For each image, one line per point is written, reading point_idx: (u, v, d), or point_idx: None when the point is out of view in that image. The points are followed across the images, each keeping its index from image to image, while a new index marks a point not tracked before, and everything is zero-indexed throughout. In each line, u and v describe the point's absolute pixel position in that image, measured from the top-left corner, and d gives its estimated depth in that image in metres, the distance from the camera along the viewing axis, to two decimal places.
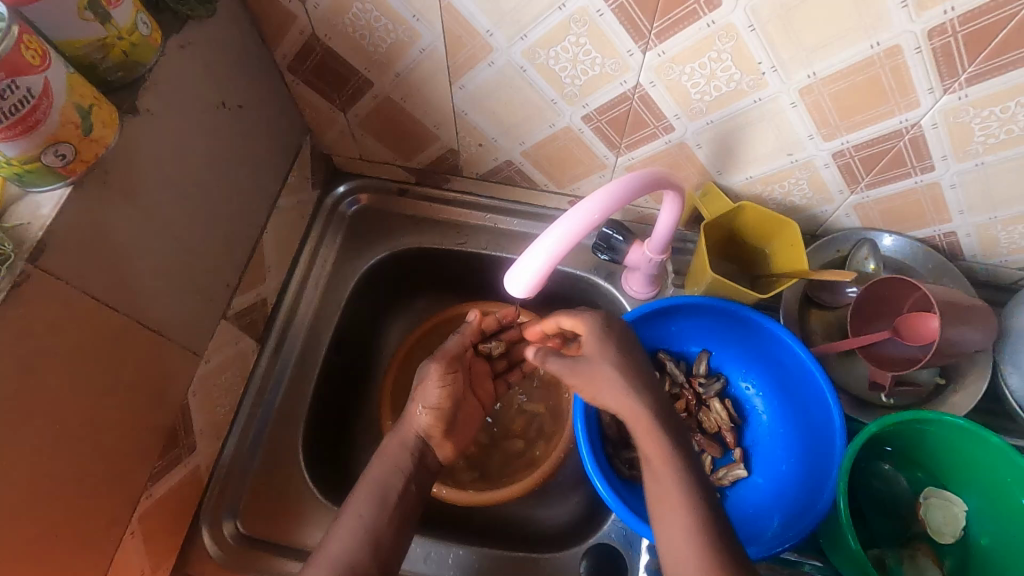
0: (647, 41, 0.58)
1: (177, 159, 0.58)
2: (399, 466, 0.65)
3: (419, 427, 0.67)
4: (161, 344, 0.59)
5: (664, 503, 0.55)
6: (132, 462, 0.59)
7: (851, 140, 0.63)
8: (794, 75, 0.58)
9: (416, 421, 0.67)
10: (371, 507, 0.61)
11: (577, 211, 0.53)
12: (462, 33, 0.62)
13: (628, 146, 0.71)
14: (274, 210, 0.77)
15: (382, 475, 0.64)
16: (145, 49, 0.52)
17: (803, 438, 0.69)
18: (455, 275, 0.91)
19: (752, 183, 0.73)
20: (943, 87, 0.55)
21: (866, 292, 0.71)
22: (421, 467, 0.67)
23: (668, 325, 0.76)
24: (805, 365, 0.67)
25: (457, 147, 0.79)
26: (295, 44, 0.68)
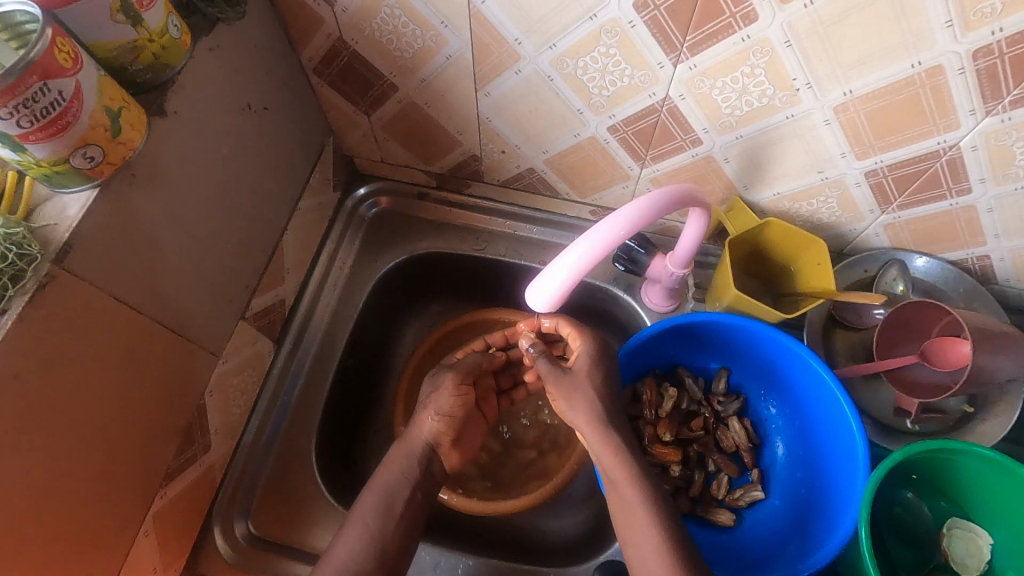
0: (678, 54, 0.56)
1: (202, 161, 0.58)
2: (412, 474, 0.64)
3: (433, 435, 0.66)
4: (180, 345, 0.60)
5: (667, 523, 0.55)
6: (148, 461, 0.59)
7: (885, 160, 0.61)
8: (829, 92, 0.56)
9: (430, 429, 0.66)
10: (382, 515, 0.61)
11: (604, 226, 0.53)
12: (490, 40, 0.61)
13: (654, 158, 0.70)
14: (295, 212, 0.77)
15: (394, 483, 0.63)
16: (174, 51, 0.52)
17: (824, 462, 0.68)
18: (472, 281, 0.91)
19: (780, 200, 0.71)
20: (985, 109, 0.53)
21: (893, 316, 0.69)
22: (433, 476, 0.66)
23: (687, 341, 0.75)
24: (828, 387, 0.65)
25: (480, 153, 0.78)
26: (322, 47, 0.68)
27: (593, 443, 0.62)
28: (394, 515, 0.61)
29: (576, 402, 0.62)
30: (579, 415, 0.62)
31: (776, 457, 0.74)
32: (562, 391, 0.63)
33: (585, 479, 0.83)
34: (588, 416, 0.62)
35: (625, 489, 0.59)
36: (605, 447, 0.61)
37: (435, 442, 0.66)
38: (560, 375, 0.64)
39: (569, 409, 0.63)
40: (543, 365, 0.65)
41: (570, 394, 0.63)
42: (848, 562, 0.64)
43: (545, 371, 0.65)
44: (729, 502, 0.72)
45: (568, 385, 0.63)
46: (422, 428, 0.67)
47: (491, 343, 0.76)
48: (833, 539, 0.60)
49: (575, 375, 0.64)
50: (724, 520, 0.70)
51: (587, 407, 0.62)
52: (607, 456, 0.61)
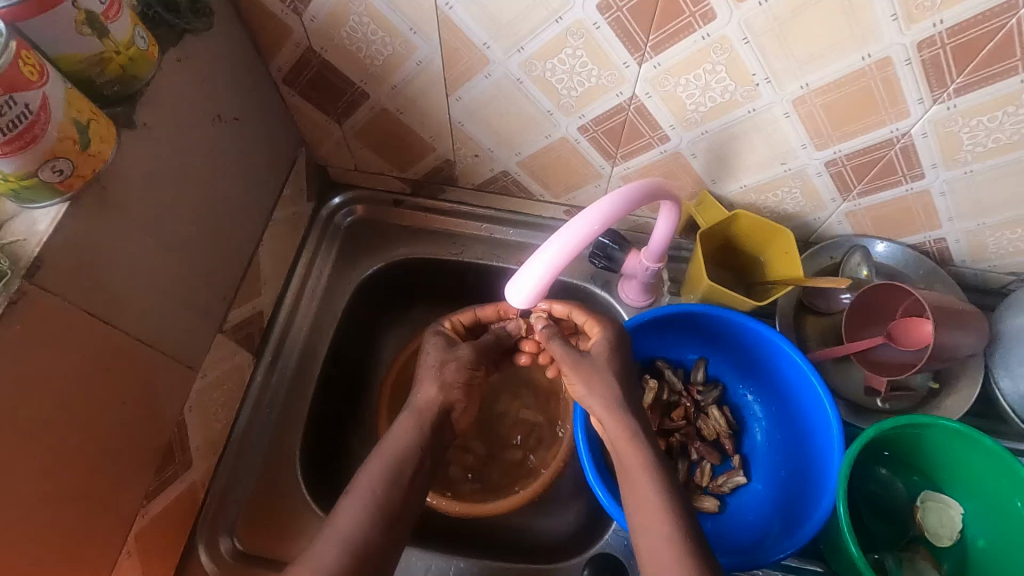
0: (643, 54, 0.58)
1: (175, 175, 0.58)
2: (418, 438, 0.64)
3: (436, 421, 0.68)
4: (157, 360, 0.59)
5: (647, 514, 0.58)
6: (128, 479, 0.57)
7: (843, 149, 0.64)
8: (787, 86, 0.59)
9: (433, 391, 0.67)
10: (384, 482, 0.60)
11: (567, 231, 0.53)
12: (459, 45, 0.62)
13: (624, 156, 0.72)
14: (270, 223, 0.76)
15: (399, 448, 0.63)
16: (142, 62, 0.51)
17: (801, 443, 0.70)
18: (448, 285, 0.91)
19: (746, 192, 0.74)
20: (932, 97, 0.56)
21: (859, 299, 0.72)
22: (439, 433, 0.67)
23: (665, 334, 0.77)
24: (801, 369, 0.67)
25: (453, 158, 0.79)
26: (291, 57, 0.68)
27: (608, 431, 0.63)
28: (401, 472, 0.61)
29: (594, 388, 0.63)
30: (596, 401, 0.63)
31: (756, 443, 0.76)
32: (582, 377, 0.64)
33: (572, 476, 0.84)
34: (604, 404, 0.63)
35: (635, 477, 0.60)
36: (619, 435, 0.62)
37: (442, 402, 0.67)
38: (578, 360, 0.65)
39: (587, 394, 0.64)
40: (557, 347, 0.66)
41: (590, 380, 0.64)
42: (828, 539, 0.66)
43: (562, 354, 0.66)
44: (713, 489, 0.73)
45: (588, 371, 0.64)
46: (423, 386, 0.68)
47: (481, 317, 0.75)
48: (814, 516, 0.61)
49: (594, 361, 0.65)
50: (709, 507, 0.72)
51: (604, 392, 0.63)
52: (623, 440, 0.62)
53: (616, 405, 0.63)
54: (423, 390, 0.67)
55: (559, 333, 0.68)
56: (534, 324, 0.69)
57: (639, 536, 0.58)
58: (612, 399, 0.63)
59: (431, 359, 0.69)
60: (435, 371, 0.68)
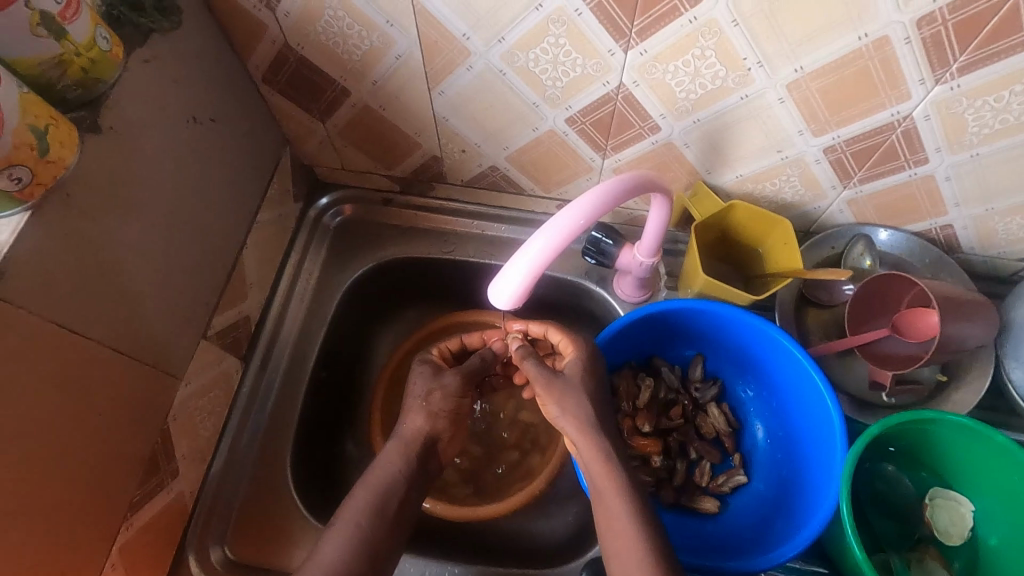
0: (628, 40, 0.56)
1: (148, 179, 0.56)
2: (405, 469, 0.64)
3: (428, 422, 0.66)
4: (136, 369, 0.57)
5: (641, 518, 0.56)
6: (110, 492, 0.56)
7: (842, 135, 0.61)
8: (780, 70, 0.56)
9: (420, 420, 0.66)
10: (367, 514, 0.60)
11: (548, 230, 0.51)
12: (438, 37, 0.60)
13: (615, 148, 0.70)
14: (254, 226, 0.74)
15: None
16: (104, 64, 0.49)
17: (801, 441, 0.67)
18: (442, 283, 0.89)
19: (743, 182, 0.71)
20: (934, 77, 0.54)
21: (862, 290, 0.69)
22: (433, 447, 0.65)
23: (660, 331, 0.74)
24: (800, 365, 0.65)
25: (440, 154, 0.77)
26: (267, 55, 0.66)
27: (582, 452, 0.61)
28: (387, 513, 0.61)
29: (567, 408, 0.62)
30: (569, 422, 0.61)
31: (757, 440, 0.74)
32: (554, 397, 0.62)
33: (570, 476, 0.82)
34: (577, 424, 0.61)
35: (607, 501, 0.58)
36: (593, 458, 0.60)
37: (428, 432, 0.66)
38: (552, 380, 0.63)
39: (561, 415, 0.62)
40: (531, 367, 0.64)
41: (564, 400, 0.62)
42: (831, 541, 0.64)
43: (535, 374, 0.64)
44: (713, 489, 0.71)
45: (561, 391, 0.62)
46: (410, 415, 0.66)
47: (466, 343, 0.74)
48: (814, 517, 0.59)
49: (567, 380, 0.63)
50: (709, 508, 0.70)
51: (577, 413, 0.61)
52: (594, 462, 0.60)
53: (589, 426, 0.61)
54: (410, 419, 0.66)
55: (533, 353, 0.66)
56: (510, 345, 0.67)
57: (617, 557, 0.56)
58: (586, 420, 0.61)
59: (419, 388, 0.68)
60: (421, 402, 0.67)
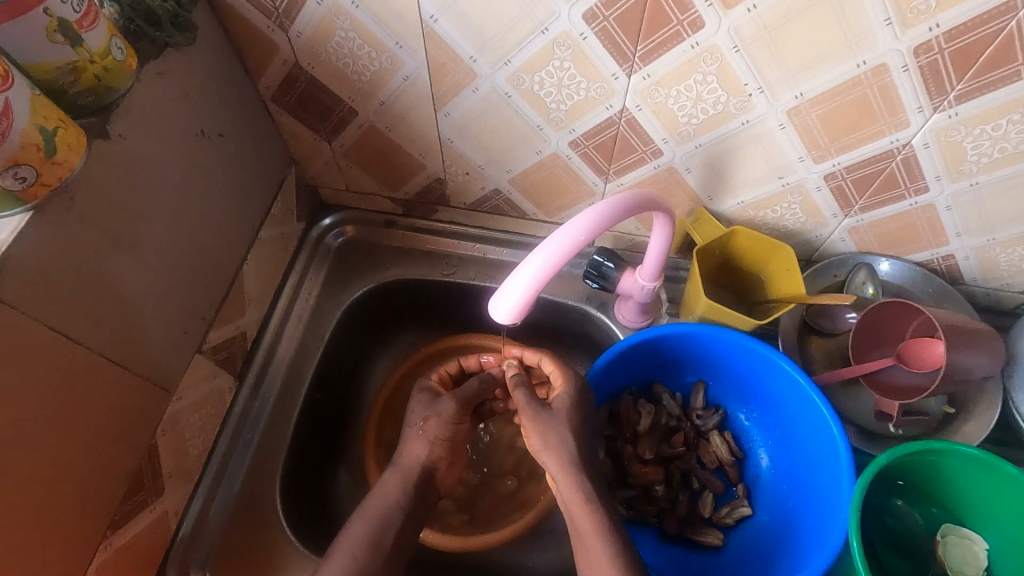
0: (631, 65, 0.57)
1: (153, 189, 0.56)
2: (401, 498, 0.63)
3: (427, 452, 0.64)
4: (128, 380, 0.56)
5: None
6: (90, 509, 0.54)
7: (842, 162, 0.62)
8: (781, 96, 0.57)
9: (420, 449, 0.64)
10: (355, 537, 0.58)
11: (550, 244, 0.51)
12: (446, 60, 0.61)
13: (617, 172, 0.70)
14: (256, 242, 0.74)
15: None
16: (118, 74, 0.50)
17: (807, 471, 0.65)
18: (442, 306, 0.89)
19: (744, 209, 0.72)
20: (932, 105, 0.54)
21: (866, 319, 0.69)
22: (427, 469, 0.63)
23: (661, 356, 0.72)
24: (804, 391, 0.63)
25: (444, 176, 0.78)
26: (278, 75, 0.67)
27: (563, 491, 0.60)
28: (384, 541, 0.60)
29: (551, 443, 0.61)
30: (551, 458, 0.60)
31: (761, 470, 0.71)
32: (539, 430, 0.61)
33: None
34: (559, 463, 0.60)
35: (589, 542, 0.56)
36: (573, 496, 0.59)
37: (425, 461, 0.64)
38: (539, 412, 0.62)
39: (544, 450, 0.61)
40: (522, 396, 0.64)
41: (547, 435, 0.61)
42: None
43: (524, 405, 0.63)
44: (716, 520, 0.69)
45: (546, 424, 0.61)
46: (410, 444, 0.65)
47: (465, 366, 0.73)
48: (824, 550, 0.57)
49: (554, 414, 0.62)
50: (713, 540, 0.67)
51: (559, 448, 0.60)
52: (576, 503, 0.58)
53: (571, 462, 0.60)
54: (410, 449, 0.65)
55: (527, 382, 0.66)
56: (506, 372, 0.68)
57: None
58: (568, 456, 0.60)
59: (416, 415, 0.66)
60: (421, 431, 0.65)
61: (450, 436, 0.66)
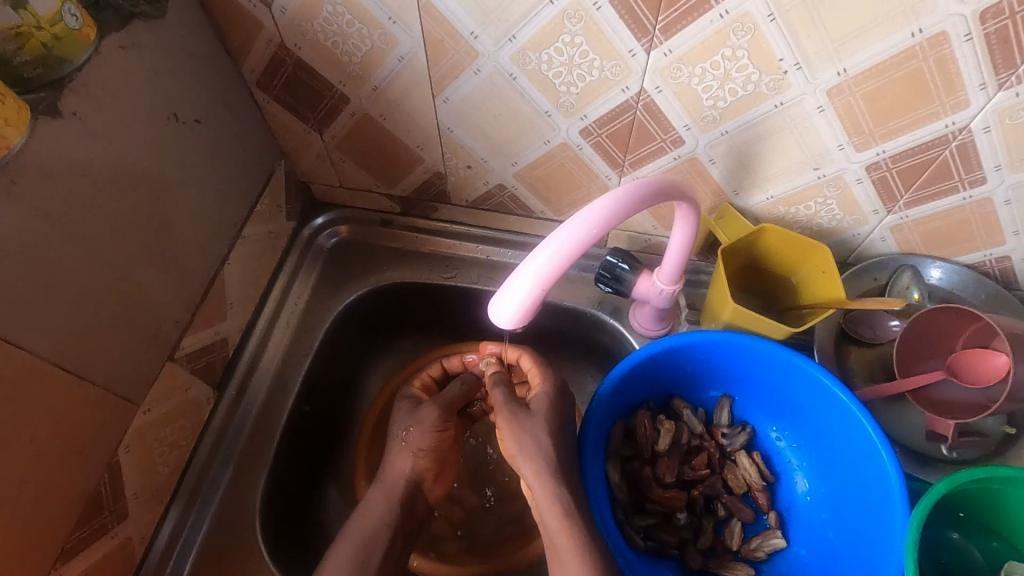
0: (651, 39, 0.51)
1: (115, 177, 0.50)
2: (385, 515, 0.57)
3: (412, 464, 0.60)
4: (84, 391, 0.50)
5: None
6: (35, 537, 0.48)
7: (887, 150, 0.55)
8: (821, 73, 0.50)
9: (404, 463, 0.60)
10: None
11: (559, 237, 0.44)
12: (443, 36, 0.55)
13: (633, 164, 0.64)
14: (239, 240, 0.68)
15: None
16: (73, 43, 0.45)
17: (851, 499, 0.58)
18: (442, 312, 0.82)
19: (774, 204, 0.65)
20: (997, 82, 0.48)
21: (912, 328, 0.61)
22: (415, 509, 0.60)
23: (682, 367, 0.65)
24: (848, 409, 0.56)
25: (444, 170, 0.72)
26: (262, 57, 0.62)
27: (537, 500, 0.54)
28: (367, 568, 0.54)
29: (526, 446, 0.56)
30: (526, 462, 0.56)
31: (795, 497, 0.64)
32: (513, 432, 0.57)
33: None
34: (534, 467, 0.55)
35: (565, 561, 0.51)
36: (549, 508, 0.53)
37: (411, 475, 0.60)
38: (515, 413, 0.59)
39: (518, 452, 0.56)
40: (499, 395, 0.61)
41: (522, 437, 0.57)
42: None
43: (500, 405, 0.60)
44: (745, 554, 0.61)
45: (521, 426, 0.58)
46: (393, 459, 0.61)
47: (448, 369, 0.70)
48: None
49: (531, 416, 0.58)
50: None
51: (533, 452, 0.56)
52: (552, 512, 0.53)
53: (547, 470, 0.55)
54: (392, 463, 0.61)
55: (506, 380, 0.64)
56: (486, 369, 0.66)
57: None
58: (544, 461, 0.55)
59: (399, 428, 0.63)
60: (403, 441, 0.61)
61: (435, 445, 0.61)
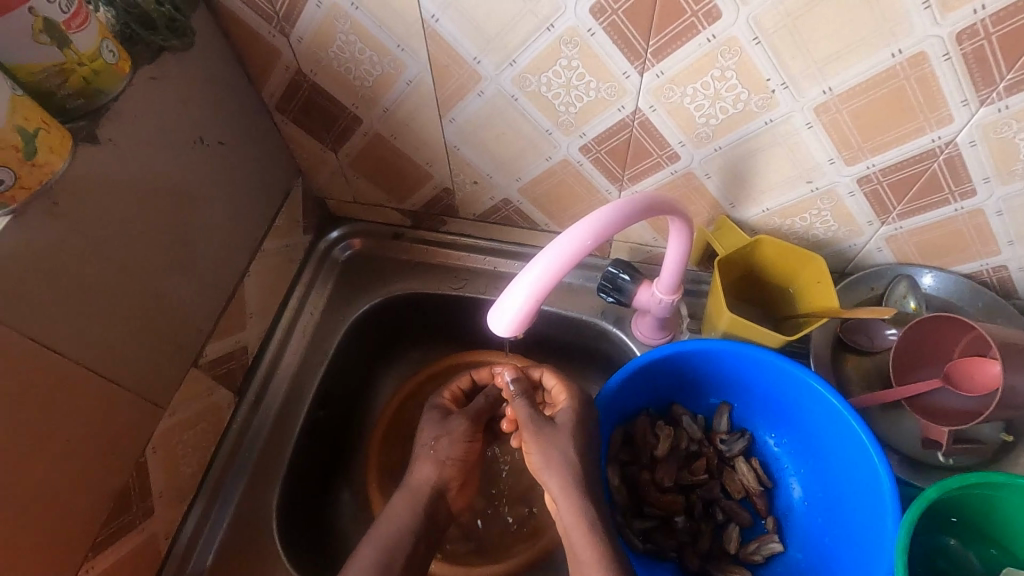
0: (644, 61, 0.54)
1: (145, 197, 0.55)
2: (412, 523, 0.60)
3: (437, 471, 0.62)
4: (115, 395, 0.54)
5: None
6: (69, 530, 0.51)
7: (876, 164, 0.57)
8: (807, 91, 0.52)
9: (429, 470, 0.62)
10: None
11: (548, 254, 0.47)
12: (449, 61, 0.59)
13: (632, 178, 0.66)
14: (259, 253, 0.72)
15: None
16: (109, 76, 0.49)
17: (844, 505, 0.59)
18: (451, 322, 0.85)
19: (770, 216, 0.67)
20: (979, 98, 0.49)
21: (908, 336, 0.63)
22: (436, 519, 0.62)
23: (681, 375, 0.67)
24: (840, 415, 0.57)
25: (452, 185, 0.75)
26: (281, 82, 0.66)
27: (563, 513, 0.56)
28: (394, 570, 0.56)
29: (552, 461, 0.57)
30: (553, 478, 0.57)
31: (792, 502, 0.65)
32: (540, 446, 0.58)
33: None
34: (561, 482, 0.56)
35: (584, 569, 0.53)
36: (572, 521, 0.55)
37: (436, 482, 0.62)
38: (540, 427, 0.59)
39: (545, 468, 0.58)
40: (523, 408, 0.61)
41: (549, 451, 0.58)
42: None
43: (526, 419, 0.60)
44: (743, 557, 0.63)
45: (547, 440, 0.58)
46: (418, 465, 0.63)
47: (477, 380, 0.70)
48: None
49: (555, 430, 0.59)
50: None
51: (560, 469, 0.57)
52: (576, 528, 0.55)
53: (570, 483, 0.56)
54: (418, 468, 0.63)
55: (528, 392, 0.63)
56: (502, 375, 0.64)
57: None
58: (569, 475, 0.57)
59: (427, 435, 0.65)
60: (431, 449, 0.63)
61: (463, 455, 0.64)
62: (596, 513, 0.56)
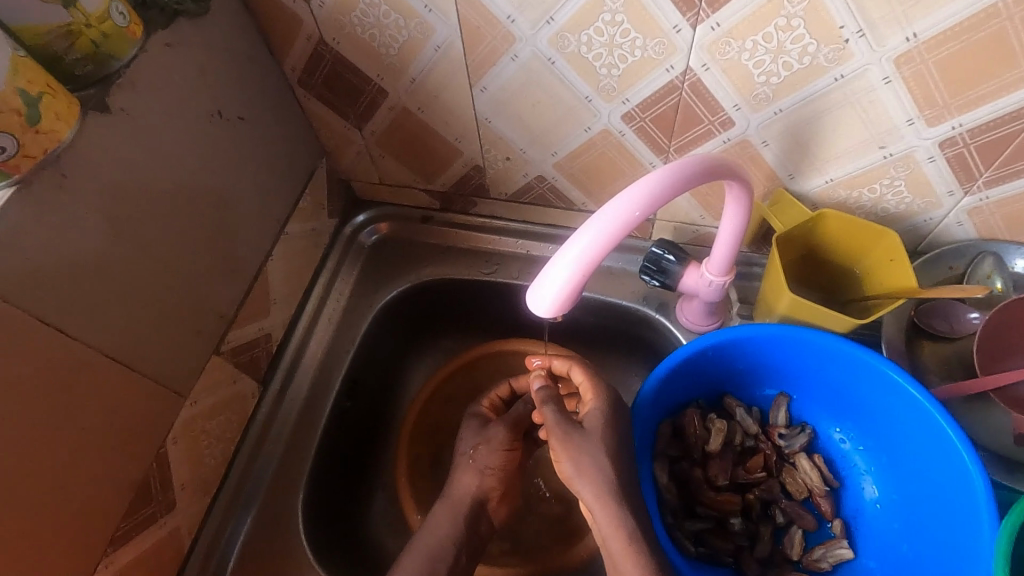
0: (697, 12, 0.48)
1: (161, 173, 0.52)
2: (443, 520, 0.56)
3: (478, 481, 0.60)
4: (133, 381, 0.51)
5: None
6: (87, 522, 0.49)
7: (964, 123, 0.50)
8: (887, 39, 0.46)
9: (469, 480, 0.60)
10: None
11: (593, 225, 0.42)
12: (480, 22, 0.54)
13: (679, 150, 0.61)
14: (282, 236, 0.69)
15: None
16: (119, 40, 0.46)
17: (927, 508, 0.53)
18: (483, 309, 0.81)
19: (833, 188, 0.60)
20: None
21: (996, 319, 0.56)
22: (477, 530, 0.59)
23: (734, 363, 0.61)
24: (923, 408, 0.51)
25: (483, 163, 0.71)
26: (302, 54, 0.62)
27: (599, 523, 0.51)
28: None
29: (584, 469, 0.52)
30: (586, 486, 0.52)
31: (862, 503, 0.59)
32: (569, 454, 0.53)
33: None
34: (595, 492, 0.51)
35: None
36: (609, 530, 0.50)
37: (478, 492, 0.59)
38: (568, 432, 0.55)
39: (576, 477, 0.52)
40: (549, 414, 0.57)
41: (579, 459, 0.53)
42: None
43: (552, 425, 0.56)
44: (808, 564, 0.57)
45: (578, 447, 0.53)
46: (458, 476, 0.60)
47: (515, 388, 0.67)
48: None
49: (587, 434, 0.54)
50: None
51: (594, 476, 0.51)
52: (615, 537, 0.49)
53: (610, 484, 0.51)
54: (459, 480, 0.60)
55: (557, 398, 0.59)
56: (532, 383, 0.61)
57: None
58: (613, 473, 0.52)
59: (466, 445, 0.62)
60: (470, 460, 0.61)
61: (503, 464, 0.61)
62: (644, 513, 0.51)
